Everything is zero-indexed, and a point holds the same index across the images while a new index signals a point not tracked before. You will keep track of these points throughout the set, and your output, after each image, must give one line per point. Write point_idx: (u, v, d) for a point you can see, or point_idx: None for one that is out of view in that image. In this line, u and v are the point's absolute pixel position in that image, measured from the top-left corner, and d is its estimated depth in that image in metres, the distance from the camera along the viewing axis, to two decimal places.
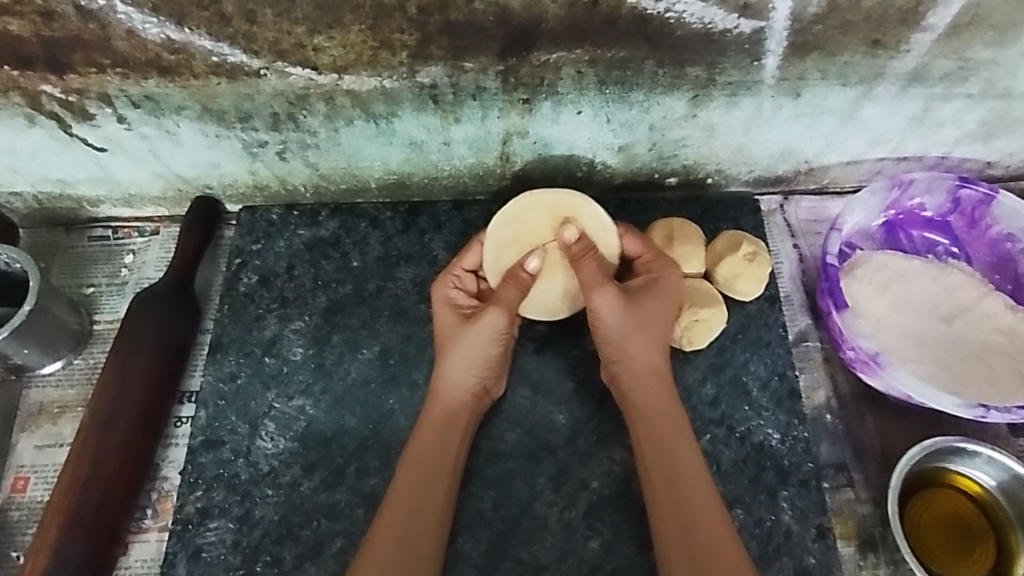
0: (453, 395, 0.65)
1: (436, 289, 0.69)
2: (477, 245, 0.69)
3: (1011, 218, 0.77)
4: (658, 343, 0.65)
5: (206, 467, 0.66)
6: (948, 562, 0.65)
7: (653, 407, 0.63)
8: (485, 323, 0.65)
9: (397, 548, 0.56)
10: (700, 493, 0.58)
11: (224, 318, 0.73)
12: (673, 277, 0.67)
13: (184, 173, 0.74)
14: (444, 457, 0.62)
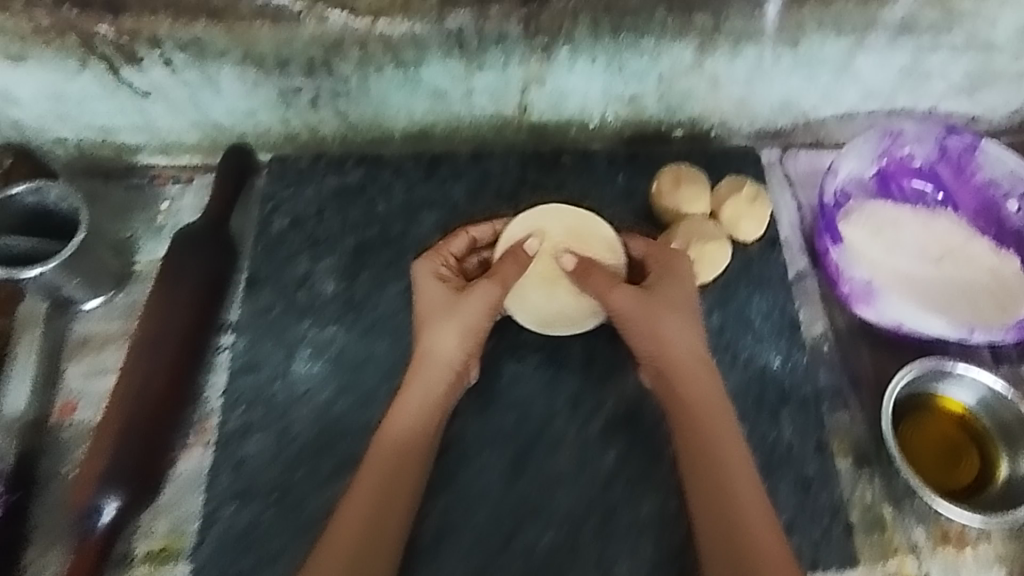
0: (437, 370, 0.65)
1: (419, 265, 0.69)
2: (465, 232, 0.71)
3: (995, 164, 0.82)
4: (690, 338, 0.65)
5: (246, 388, 0.70)
6: (938, 475, 0.70)
7: (699, 400, 0.63)
8: (477, 296, 0.65)
9: (372, 521, 0.57)
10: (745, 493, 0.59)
11: (259, 256, 0.78)
12: (684, 266, 0.69)
13: (221, 120, 0.79)
14: (420, 442, 0.62)
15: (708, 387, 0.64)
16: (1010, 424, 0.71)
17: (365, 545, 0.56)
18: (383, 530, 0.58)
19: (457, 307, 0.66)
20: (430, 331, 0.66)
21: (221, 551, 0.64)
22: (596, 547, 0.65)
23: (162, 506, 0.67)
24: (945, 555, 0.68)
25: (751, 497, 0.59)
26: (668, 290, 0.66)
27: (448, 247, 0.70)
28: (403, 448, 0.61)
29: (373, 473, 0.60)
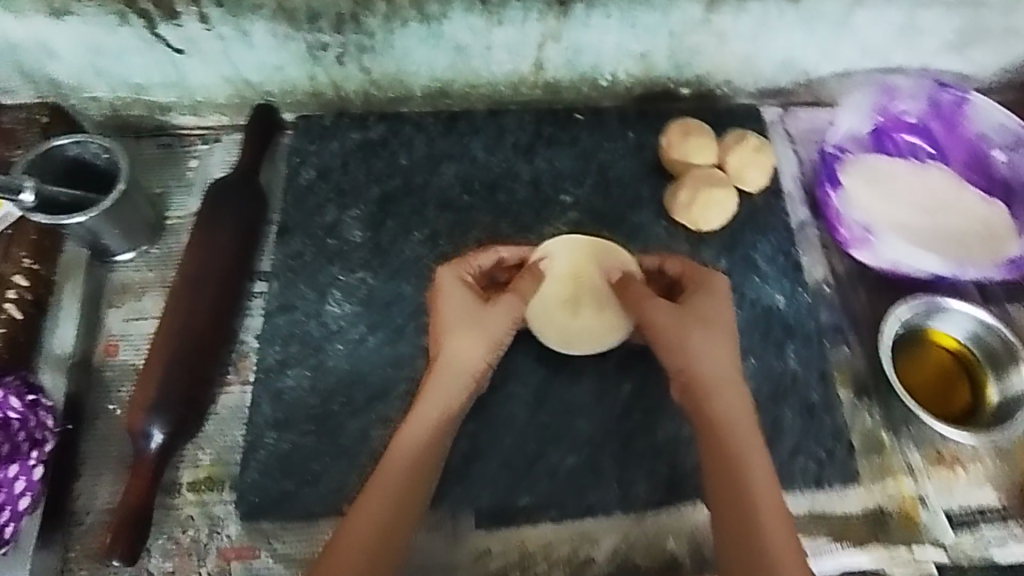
0: (456, 379, 0.64)
1: (442, 275, 0.69)
2: (490, 251, 0.71)
3: (984, 117, 0.87)
4: (722, 357, 0.63)
5: (282, 327, 0.74)
6: (933, 402, 0.76)
7: (725, 418, 0.61)
8: (505, 306, 0.67)
9: (374, 536, 0.58)
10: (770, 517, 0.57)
11: (288, 207, 0.82)
12: (719, 285, 0.67)
13: (251, 77, 0.83)
14: (429, 460, 0.62)
15: (738, 407, 0.62)
16: (997, 350, 0.77)
17: (369, 555, 0.57)
18: (387, 546, 0.58)
19: (479, 318, 0.66)
20: (451, 337, 0.65)
21: (265, 474, 0.67)
22: (615, 469, 0.70)
23: (206, 437, 0.71)
24: (940, 475, 0.73)
25: (775, 519, 0.57)
26: (701, 307, 0.65)
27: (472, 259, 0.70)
28: (416, 461, 0.61)
29: (381, 485, 0.60)
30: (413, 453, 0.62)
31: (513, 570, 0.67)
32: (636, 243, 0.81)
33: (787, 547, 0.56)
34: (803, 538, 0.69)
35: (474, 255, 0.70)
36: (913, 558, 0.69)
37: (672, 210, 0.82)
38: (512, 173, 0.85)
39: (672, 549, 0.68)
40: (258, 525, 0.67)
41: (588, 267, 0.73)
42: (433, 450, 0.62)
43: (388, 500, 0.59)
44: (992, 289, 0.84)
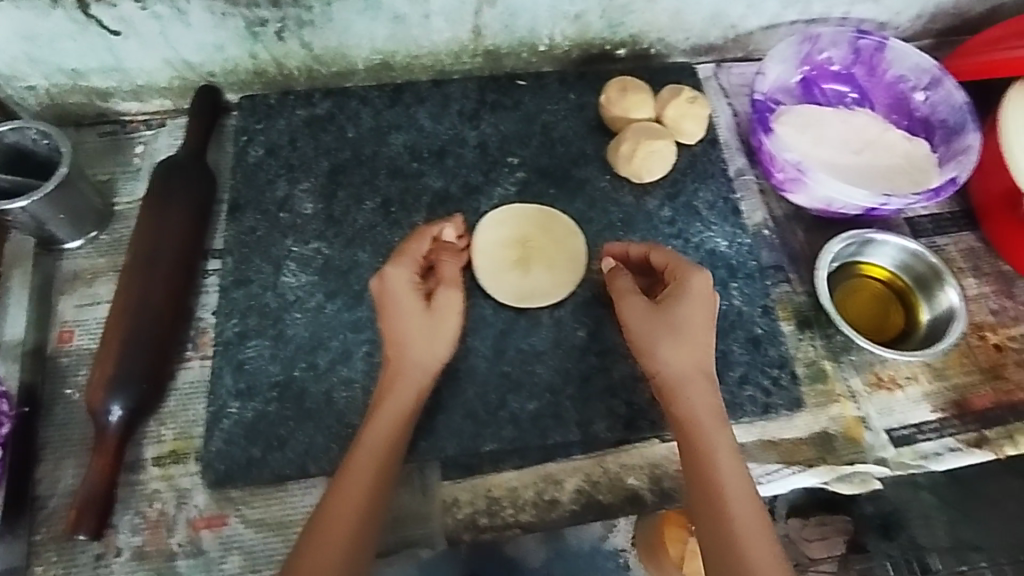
0: (415, 377, 0.68)
1: (391, 268, 0.71)
2: (425, 237, 0.73)
3: (902, 60, 0.91)
4: (694, 359, 0.65)
5: (240, 300, 0.75)
6: (869, 330, 0.80)
7: (697, 418, 0.64)
8: (449, 302, 0.71)
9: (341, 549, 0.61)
10: (742, 513, 0.60)
11: (238, 184, 0.82)
12: (700, 281, 0.66)
13: (192, 58, 0.82)
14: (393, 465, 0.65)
15: (708, 407, 0.64)
16: (923, 273, 0.81)
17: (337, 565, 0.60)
18: (357, 556, 0.61)
19: (427, 316, 0.70)
20: (402, 335, 0.69)
21: (230, 442, 0.68)
22: (575, 411, 0.72)
23: (169, 413, 0.71)
24: (880, 397, 0.78)
25: (749, 514, 0.60)
26: (674, 306, 0.66)
27: (418, 249, 0.73)
28: (383, 461, 0.64)
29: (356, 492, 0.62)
30: (376, 460, 0.64)
31: (482, 517, 0.70)
32: (583, 198, 0.84)
33: (758, 543, 0.59)
34: (754, 465, 0.73)
35: (414, 247, 0.72)
36: (857, 473, 0.73)
37: (614, 163, 0.84)
38: (458, 139, 0.87)
39: (633, 485, 0.72)
40: (227, 493, 0.68)
41: (533, 231, 0.79)
42: (398, 449, 0.66)
43: (353, 514, 0.62)
44: (920, 223, 0.89)
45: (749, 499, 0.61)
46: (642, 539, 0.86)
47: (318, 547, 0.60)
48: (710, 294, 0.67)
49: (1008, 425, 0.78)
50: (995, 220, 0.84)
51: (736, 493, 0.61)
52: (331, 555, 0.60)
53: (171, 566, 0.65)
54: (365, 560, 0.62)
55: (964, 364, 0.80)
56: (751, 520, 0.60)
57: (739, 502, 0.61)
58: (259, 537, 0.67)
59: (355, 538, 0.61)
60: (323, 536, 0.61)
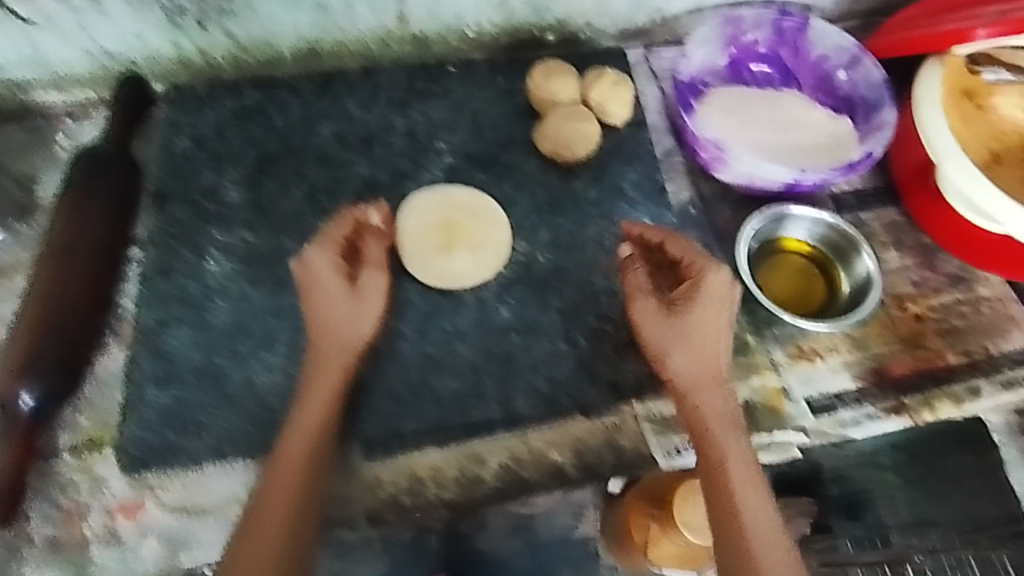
0: (341, 359, 0.69)
1: (312, 253, 0.70)
2: (347, 220, 0.72)
3: (824, 40, 0.93)
4: (709, 360, 0.67)
5: (161, 288, 0.75)
6: (793, 304, 0.82)
7: (711, 416, 0.66)
8: (372, 285, 0.71)
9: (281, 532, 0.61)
10: (753, 511, 0.61)
11: (164, 173, 0.81)
12: (715, 279, 0.67)
13: (112, 48, 0.82)
14: (322, 447, 0.66)
15: (722, 407, 0.66)
16: (837, 242, 0.83)
17: (281, 549, 0.61)
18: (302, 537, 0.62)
19: (349, 301, 0.70)
20: (325, 320, 0.69)
21: (147, 427, 0.69)
22: (496, 388, 0.73)
23: (85, 401, 0.71)
24: (801, 367, 0.79)
25: (759, 510, 0.61)
26: (690, 306, 0.67)
27: (341, 232, 0.72)
28: (310, 446, 0.65)
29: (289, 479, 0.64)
30: (308, 443, 0.65)
31: (405, 496, 0.70)
32: (511, 181, 0.84)
33: (771, 541, 0.60)
34: (675, 436, 0.75)
35: (336, 232, 0.71)
36: (776, 442, 0.76)
37: (541, 146, 0.85)
38: (387, 126, 0.87)
39: (557, 461, 0.73)
40: (144, 479, 0.68)
41: (457, 214, 0.79)
42: (324, 433, 0.66)
43: (290, 495, 0.63)
44: (844, 199, 0.90)
45: (762, 499, 0.62)
46: (612, 527, 0.70)
47: (255, 537, 0.61)
48: (728, 295, 0.68)
49: (925, 392, 0.79)
50: (914, 193, 0.86)
51: (747, 492, 0.62)
52: (273, 542, 0.61)
53: (85, 555, 0.65)
54: (305, 545, 0.63)
55: (885, 335, 0.82)
56: (763, 519, 0.61)
57: (751, 502, 0.62)
58: (176, 521, 0.67)
59: (293, 525, 0.62)
60: (263, 524, 0.62)
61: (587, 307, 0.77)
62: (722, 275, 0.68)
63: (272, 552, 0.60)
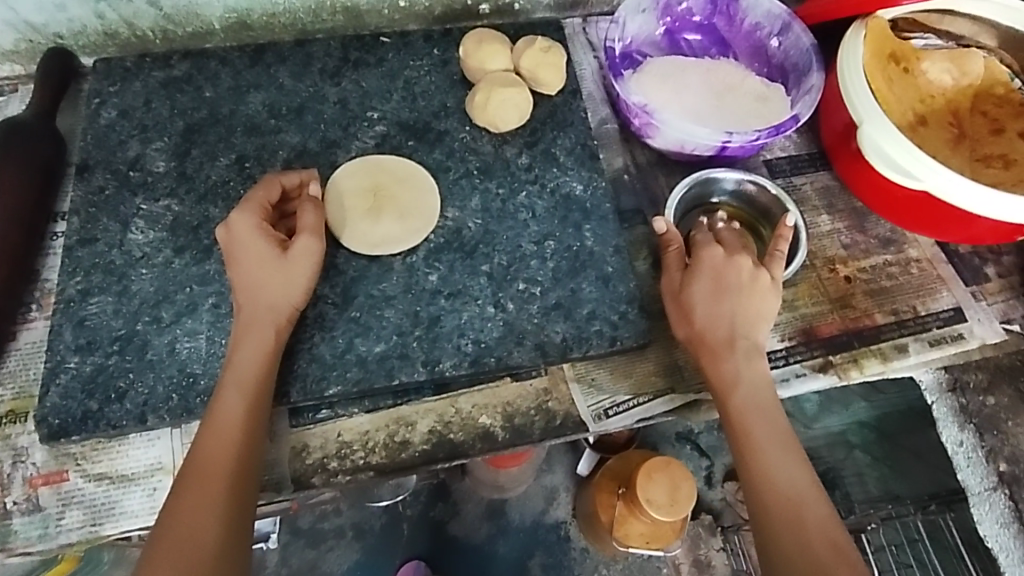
0: (268, 324, 0.68)
1: (236, 216, 0.70)
2: (274, 183, 0.73)
3: (755, 8, 0.93)
4: (722, 326, 0.70)
5: (83, 258, 0.74)
6: None
7: (742, 367, 0.69)
8: (302, 250, 0.69)
9: (209, 495, 0.62)
10: (773, 457, 0.66)
11: (88, 145, 0.81)
12: (711, 254, 0.72)
13: (33, 18, 0.81)
14: (252, 413, 0.65)
15: (745, 367, 0.69)
16: (767, 206, 0.84)
17: (214, 510, 0.61)
18: (238, 497, 0.63)
19: (277, 265, 0.69)
20: (251, 284, 0.68)
21: (67, 396, 0.67)
22: (422, 350, 0.72)
23: (7, 373, 0.70)
24: None
25: (780, 452, 0.67)
26: (699, 276, 0.71)
27: (266, 197, 0.71)
28: (243, 412, 0.65)
29: (220, 446, 0.63)
30: (240, 409, 0.65)
31: (332, 461, 0.70)
32: (442, 149, 0.84)
33: (792, 482, 0.66)
34: (604, 397, 0.75)
35: (264, 194, 0.72)
36: (700, 401, 0.76)
37: (472, 114, 0.85)
38: (319, 96, 0.87)
39: (486, 424, 0.73)
40: (66, 449, 0.67)
41: (384, 181, 0.80)
42: (259, 396, 0.66)
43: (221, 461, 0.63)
44: (778, 164, 0.91)
45: (785, 445, 0.67)
46: (586, 511, 1.12)
47: (191, 498, 0.62)
48: (729, 263, 0.72)
49: (853, 351, 0.80)
50: (840, 157, 0.87)
51: (767, 441, 0.67)
52: (209, 505, 0.61)
53: (5, 525, 0.64)
54: (241, 507, 0.63)
55: (814, 295, 0.83)
56: (787, 466, 0.66)
57: (771, 449, 0.67)
58: (100, 489, 0.67)
59: (226, 488, 0.62)
60: (199, 487, 0.62)
61: (516, 271, 0.77)
62: (717, 249, 0.72)
63: (210, 515, 0.61)
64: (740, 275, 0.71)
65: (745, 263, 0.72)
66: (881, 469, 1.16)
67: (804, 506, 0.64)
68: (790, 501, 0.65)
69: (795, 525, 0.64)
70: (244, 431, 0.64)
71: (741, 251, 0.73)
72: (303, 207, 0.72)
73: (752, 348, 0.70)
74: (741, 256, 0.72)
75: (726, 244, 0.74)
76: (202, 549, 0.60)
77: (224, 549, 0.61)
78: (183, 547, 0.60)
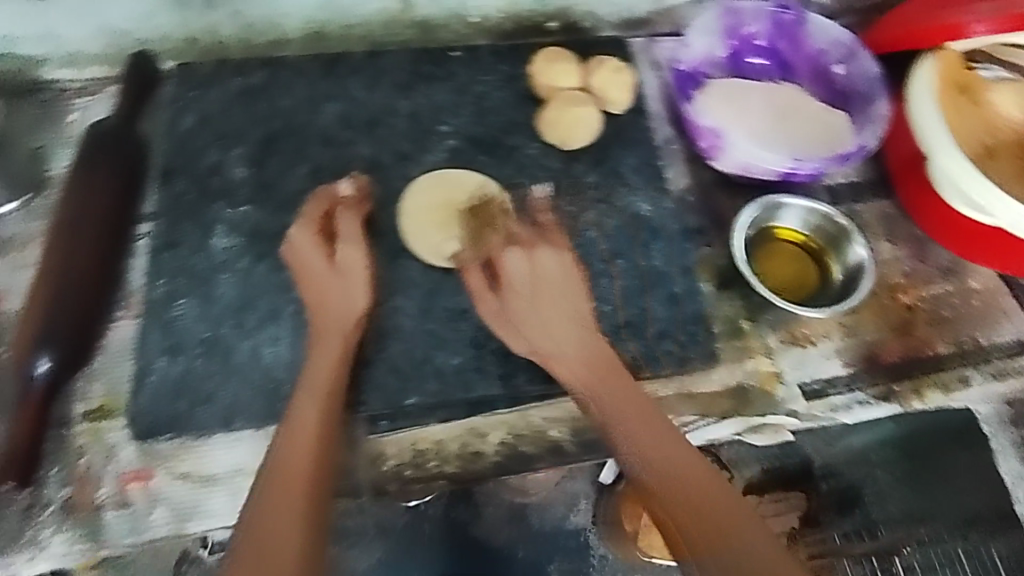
0: (345, 326, 0.71)
1: (295, 232, 0.74)
2: (318, 197, 0.76)
3: (820, 33, 0.95)
4: (563, 324, 0.71)
5: (169, 261, 0.76)
6: (792, 289, 0.84)
7: (576, 363, 0.70)
8: (351, 256, 0.73)
9: (294, 495, 0.61)
10: (643, 442, 0.65)
11: (170, 150, 0.82)
12: (513, 258, 0.74)
13: (122, 26, 0.84)
14: (328, 416, 0.66)
15: (569, 356, 0.70)
16: (834, 233, 0.85)
17: (300, 509, 0.60)
18: (320, 495, 0.62)
19: (332, 275, 0.72)
20: (321, 294, 0.72)
21: (157, 397, 0.70)
22: (498, 364, 0.75)
23: (97, 371, 0.72)
24: (794, 351, 0.81)
25: (653, 434, 0.65)
26: (514, 278, 0.73)
27: (320, 209, 0.75)
28: (320, 415, 0.66)
29: (300, 449, 0.63)
30: (318, 413, 0.66)
31: (407, 469, 0.72)
32: (513, 165, 0.86)
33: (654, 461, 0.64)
34: (672, 416, 0.76)
35: (310, 209, 0.75)
36: (767, 423, 0.78)
37: (543, 130, 0.87)
38: (391, 108, 0.88)
39: (556, 438, 0.75)
40: (153, 447, 0.69)
41: (458, 194, 0.81)
42: (334, 400, 0.68)
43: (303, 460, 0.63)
44: (839, 190, 0.92)
45: (642, 422, 0.66)
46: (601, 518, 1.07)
47: (273, 503, 0.60)
48: (533, 263, 0.74)
49: (914, 379, 0.81)
50: (907, 182, 0.89)
51: (631, 429, 0.66)
52: (293, 509, 0.60)
53: (99, 517, 0.67)
54: (323, 507, 0.62)
55: (875, 320, 0.84)
56: (656, 445, 0.64)
57: (646, 431, 0.65)
58: (186, 489, 0.69)
59: (310, 487, 0.62)
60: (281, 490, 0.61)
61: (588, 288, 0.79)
62: (516, 252, 0.74)
63: (295, 515, 0.60)
64: (553, 270, 0.74)
65: (545, 255, 0.74)
66: None
67: (688, 487, 0.61)
68: (696, 493, 0.61)
69: (683, 510, 0.60)
70: (325, 434, 0.65)
71: (530, 246, 0.75)
72: (339, 213, 0.75)
73: (562, 347, 0.71)
74: (538, 247, 0.75)
75: (527, 243, 0.75)
76: (288, 548, 0.58)
77: (310, 551, 0.59)
78: (269, 549, 0.57)
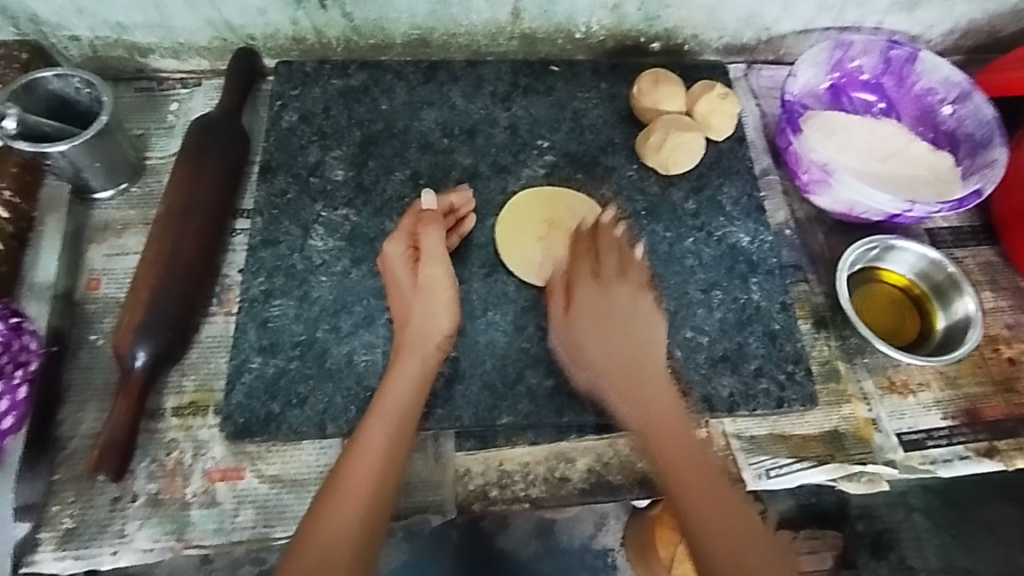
0: (427, 347, 0.68)
1: (387, 244, 0.72)
2: (412, 212, 0.74)
3: (931, 72, 0.91)
4: (602, 348, 0.69)
5: (266, 259, 0.76)
6: (889, 332, 0.82)
7: (593, 314, 0.71)
8: (434, 277, 0.70)
9: (347, 518, 0.59)
10: (645, 391, 0.67)
11: (272, 147, 0.82)
12: (579, 268, 0.73)
13: (233, 20, 0.84)
14: (401, 436, 0.63)
15: (616, 313, 0.71)
16: (941, 282, 0.83)
17: (350, 535, 0.58)
18: (374, 519, 0.60)
19: (415, 293, 0.70)
20: (404, 313, 0.70)
21: (250, 396, 0.70)
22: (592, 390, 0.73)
23: (190, 365, 0.74)
24: (892, 400, 0.79)
25: (657, 394, 0.67)
26: (578, 271, 0.73)
27: (413, 223, 0.73)
28: (393, 433, 0.63)
29: (364, 477, 0.61)
30: (388, 434, 0.63)
31: (493, 489, 0.72)
32: (610, 185, 0.84)
33: (662, 413, 0.66)
34: (766, 457, 0.75)
35: (404, 223, 0.73)
36: (865, 471, 0.75)
37: (643, 153, 0.84)
38: (490, 119, 0.87)
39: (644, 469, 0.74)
40: (244, 447, 0.70)
41: (560, 211, 0.80)
42: (408, 420, 0.64)
43: (365, 483, 0.60)
44: (940, 234, 0.90)
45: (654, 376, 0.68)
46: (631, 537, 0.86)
47: (324, 522, 0.58)
48: (603, 287, 0.72)
49: (1019, 438, 0.78)
50: (1015, 234, 0.85)
51: (630, 370, 0.68)
52: (343, 531, 0.58)
53: (185, 515, 0.67)
54: (379, 532, 0.60)
55: (977, 374, 0.81)
56: (655, 398, 0.67)
57: (641, 383, 0.67)
58: (272, 492, 0.69)
59: (366, 511, 0.59)
60: (335, 510, 0.59)
61: (683, 317, 0.77)
62: (585, 274, 0.73)
63: (347, 538, 0.58)
64: (612, 281, 0.72)
65: (616, 276, 0.72)
66: (942, 536, 1.03)
67: (687, 446, 0.64)
68: (687, 452, 0.64)
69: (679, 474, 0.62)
70: (392, 456, 0.62)
71: (613, 273, 0.73)
72: (425, 227, 0.72)
73: (630, 345, 0.70)
74: (615, 281, 0.72)
75: (602, 266, 0.73)
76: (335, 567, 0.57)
77: None
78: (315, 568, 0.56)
